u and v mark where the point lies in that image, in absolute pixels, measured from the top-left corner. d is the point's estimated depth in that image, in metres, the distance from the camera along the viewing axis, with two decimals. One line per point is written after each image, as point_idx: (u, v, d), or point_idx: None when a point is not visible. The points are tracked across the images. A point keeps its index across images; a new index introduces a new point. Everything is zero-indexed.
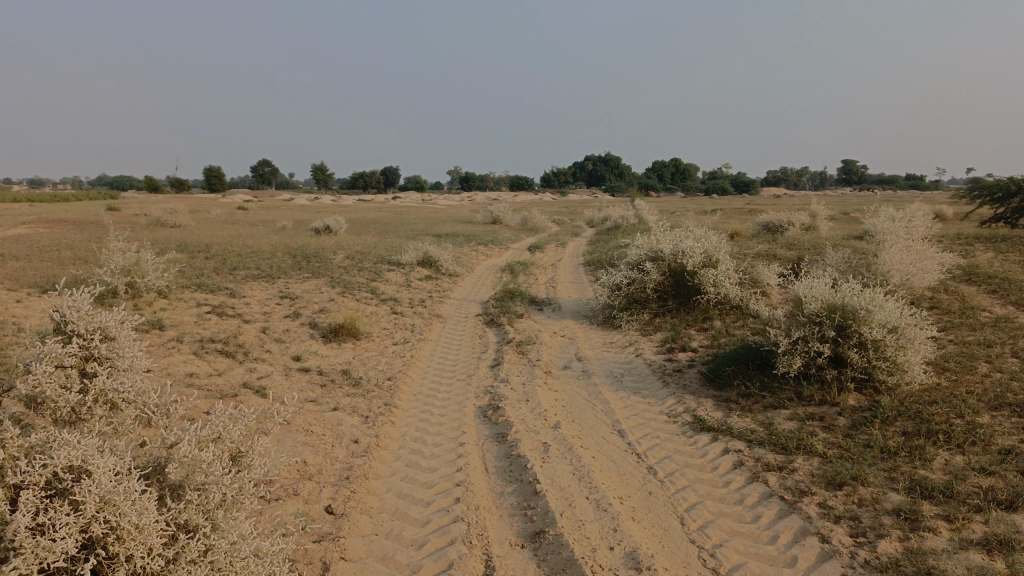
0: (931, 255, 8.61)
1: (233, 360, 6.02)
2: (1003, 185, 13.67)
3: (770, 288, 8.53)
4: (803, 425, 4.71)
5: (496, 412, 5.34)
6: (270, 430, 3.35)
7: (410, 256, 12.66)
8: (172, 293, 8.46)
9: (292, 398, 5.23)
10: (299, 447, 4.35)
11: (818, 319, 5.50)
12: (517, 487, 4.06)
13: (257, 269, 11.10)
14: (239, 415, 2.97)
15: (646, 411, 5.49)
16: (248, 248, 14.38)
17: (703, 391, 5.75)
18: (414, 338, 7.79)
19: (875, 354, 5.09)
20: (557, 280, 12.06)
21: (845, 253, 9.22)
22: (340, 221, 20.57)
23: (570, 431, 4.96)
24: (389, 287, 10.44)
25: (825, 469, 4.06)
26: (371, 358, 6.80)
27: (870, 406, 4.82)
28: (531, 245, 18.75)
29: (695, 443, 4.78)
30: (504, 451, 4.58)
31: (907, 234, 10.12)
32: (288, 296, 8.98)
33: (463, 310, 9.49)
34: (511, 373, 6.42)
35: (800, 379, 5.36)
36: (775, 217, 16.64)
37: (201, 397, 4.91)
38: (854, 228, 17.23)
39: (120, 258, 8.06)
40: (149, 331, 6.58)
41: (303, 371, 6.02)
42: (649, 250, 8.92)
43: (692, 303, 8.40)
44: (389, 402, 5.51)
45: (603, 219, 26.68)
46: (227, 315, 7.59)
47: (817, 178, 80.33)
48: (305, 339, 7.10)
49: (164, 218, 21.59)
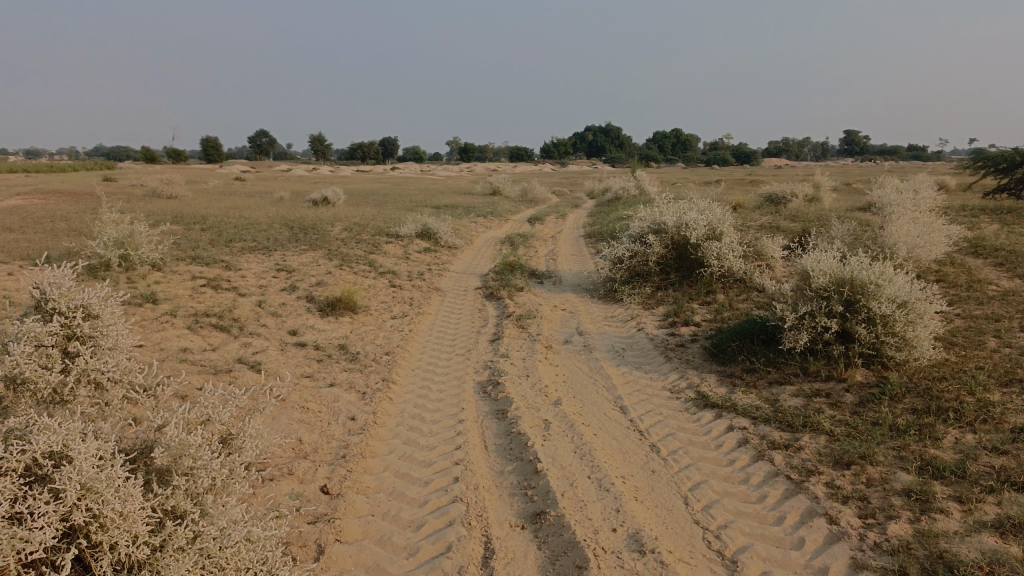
0: (937, 227, 8.47)
1: (228, 335, 5.91)
2: (1006, 156, 13.46)
3: (773, 261, 8.40)
4: (809, 402, 4.61)
5: (496, 388, 5.24)
6: (262, 411, 3.25)
7: (408, 228, 12.51)
8: (166, 266, 8.34)
9: (287, 374, 5.13)
10: (293, 425, 4.26)
11: (825, 294, 5.37)
12: (517, 466, 3.96)
13: (254, 242, 10.95)
14: (229, 396, 2.86)
15: (648, 387, 5.39)
16: (244, 220, 14.22)
17: (707, 366, 5.64)
18: (413, 312, 7.67)
19: (883, 329, 4.97)
20: (558, 252, 11.92)
21: (850, 225, 9.08)
22: (338, 192, 20.35)
23: (572, 408, 4.86)
24: (387, 259, 10.31)
25: (832, 448, 3.97)
26: (369, 333, 6.69)
27: (878, 383, 4.72)
28: (531, 216, 18.57)
29: (698, 420, 4.68)
30: (504, 429, 4.48)
31: (913, 206, 9.96)
32: (285, 269, 8.86)
33: (463, 283, 9.37)
34: (511, 347, 6.32)
35: (806, 354, 5.25)
36: (777, 189, 16.44)
37: (194, 374, 4.81)
38: (857, 199, 17.03)
39: (113, 230, 7.92)
40: (143, 306, 6.46)
41: (299, 346, 5.91)
42: (652, 222, 8.77)
43: (694, 276, 8.28)
44: (387, 377, 5.42)
45: (603, 191, 26.45)
46: (222, 289, 7.47)
47: (819, 149, 79.76)
48: (302, 313, 6.98)
49: (160, 190, 21.39)
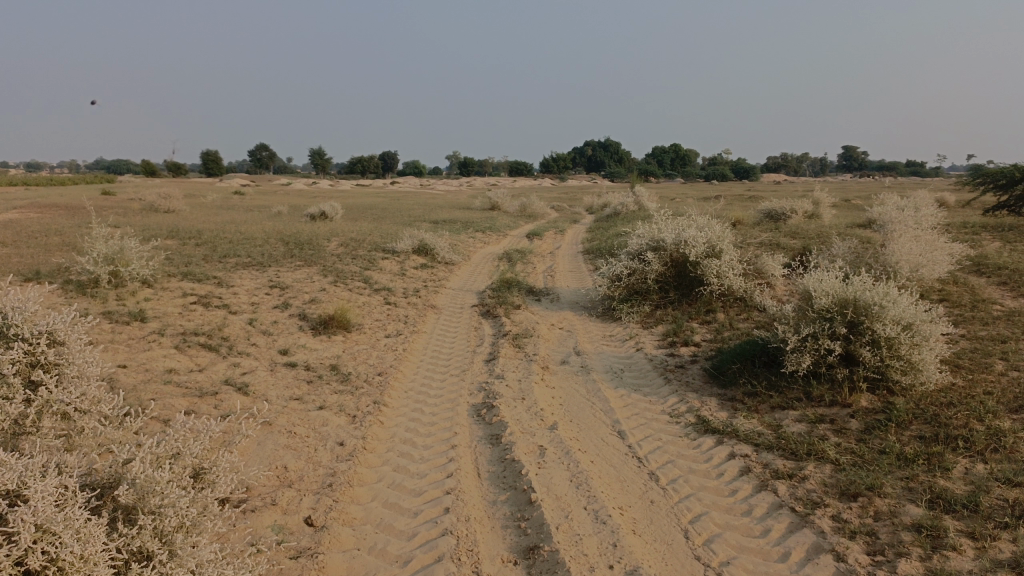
0: (940, 245, 8.35)
1: (216, 355, 5.76)
2: (1007, 173, 13.36)
3: (774, 279, 8.27)
4: (813, 428, 4.47)
5: (490, 411, 5.09)
6: (241, 441, 3.10)
7: (405, 243, 12.39)
8: (158, 282, 8.20)
9: (275, 397, 4.99)
10: (279, 451, 4.11)
11: (828, 315, 5.23)
12: (511, 495, 3.81)
13: (248, 257, 10.82)
14: (202, 428, 2.72)
15: (647, 410, 5.24)
16: (240, 235, 14.11)
17: (707, 389, 5.50)
18: (407, 330, 7.53)
19: (888, 352, 4.83)
20: (556, 269, 11.80)
21: (851, 242, 8.96)
22: (336, 206, 20.27)
23: (568, 433, 4.71)
24: (383, 276, 10.18)
25: (838, 478, 3.82)
26: (362, 352, 6.55)
27: (883, 408, 4.58)
28: (530, 232, 18.48)
29: (698, 446, 4.53)
30: (498, 455, 4.33)
31: (915, 224, 9.84)
32: (278, 286, 8.72)
33: (459, 300, 9.24)
34: (507, 368, 6.17)
35: (809, 377, 5.10)
36: (777, 205, 16.35)
37: (179, 396, 4.66)
38: (857, 216, 16.94)
39: (103, 246, 7.79)
40: (130, 324, 6.32)
41: (290, 366, 5.77)
42: (650, 239, 8.64)
43: (694, 295, 8.14)
44: (378, 400, 5.27)
45: (602, 206, 26.39)
46: (213, 306, 7.34)
47: (818, 165, 80.00)
48: (294, 332, 6.84)
49: (157, 204, 21.30)
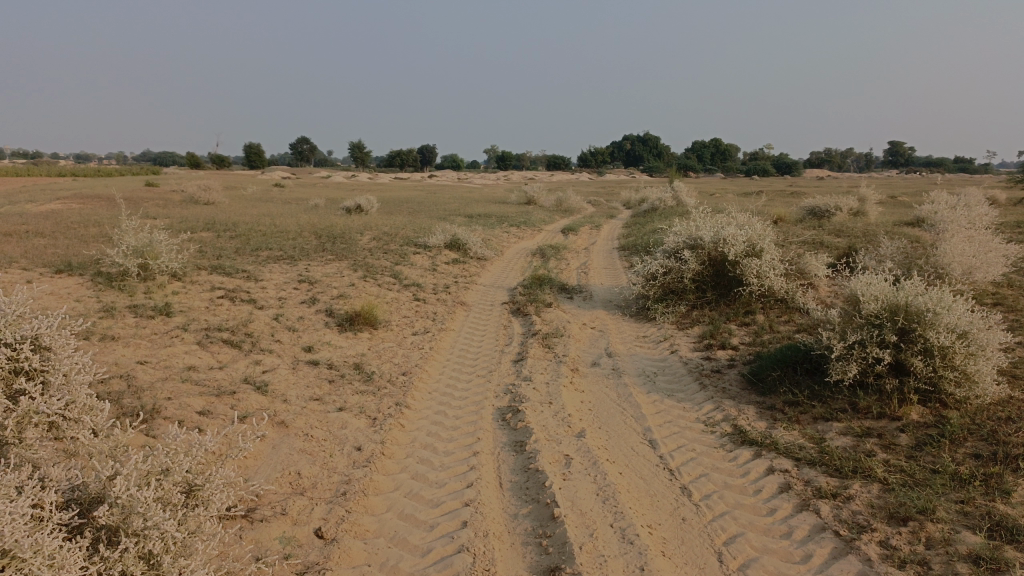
0: (995, 246, 7.90)
1: (238, 351, 5.65)
2: None
3: (817, 279, 7.92)
4: (858, 443, 4.18)
5: (516, 416, 4.88)
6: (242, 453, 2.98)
7: (438, 238, 12.25)
8: (186, 275, 8.15)
9: (294, 397, 4.84)
10: (293, 456, 3.96)
11: (876, 321, 4.92)
12: (533, 509, 3.61)
13: (280, 250, 10.77)
14: (195, 443, 2.61)
15: (681, 418, 5.00)
16: (274, 227, 14.11)
17: (745, 396, 5.23)
18: (435, 328, 7.37)
19: (942, 362, 4.51)
20: (590, 266, 11.55)
21: (899, 242, 8.56)
22: (371, 199, 20.24)
23: (596, 441, 4.48)
24: (413, 271, 10.03)
25: (886, 500, 3.54)
26: (388, 351, 6.40)
27: (936, 422, 4.27)
28: (566, 227, 18.23)
29: (735, 459, 4.27)
30: (522, 464, 4.13)
31: (968, 223, 9.38)
32: (307, 280, 8.63)
33: (490, 297, 9.05)
34: (535, 370, 5.96)
35: (855, 388, 4.79)
36: (820, 202, 15.84)
37: (195, 396, 4.54)
38: (905, 214, 16.39)
39: (132, 238, 7.76)
40: (154, 318, 6.24)
41: (312, 364, 5.63)
42: (688, 237, 8.34)
43: (733, 295, 7.83)
44: (401, 401, 5.10)
45: (640, 201, 25.97)
46: (240, 300, 7.25)
47: (863, 160, 78.33)
48: (320, 328, 6.72)
49: (197, 196, 21.49)
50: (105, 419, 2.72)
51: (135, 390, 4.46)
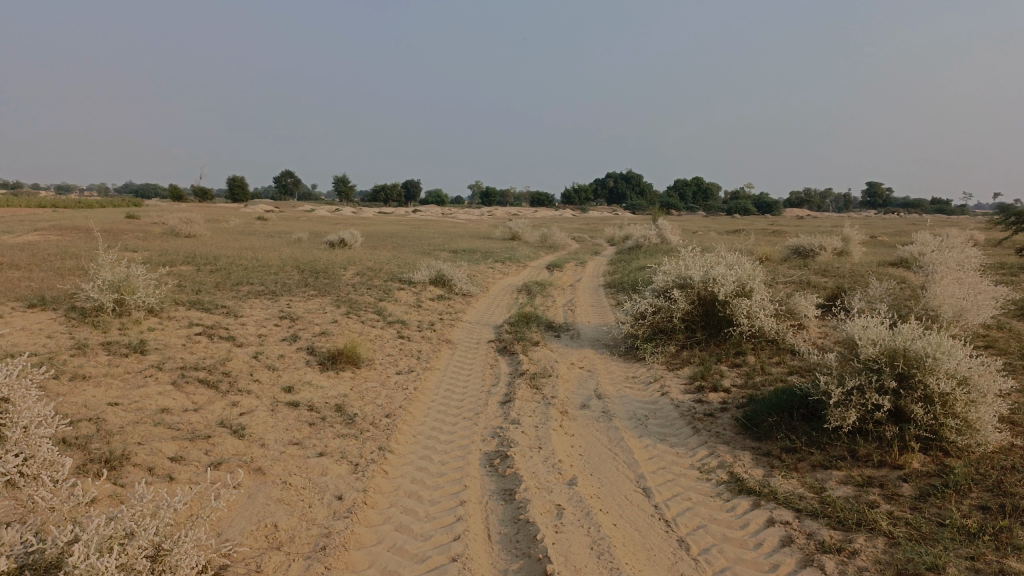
0: (984, 288, 7.85)
1: (215, 392, 5.44)
2: None
3: (807, 320, 7.83)
4: (860, 493, 4.03)
5: (504, 463, 4.69)
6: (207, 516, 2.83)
7: (422, 274, 12.11)
8: (164, 311, 7.94)
9: (273, 441, 4.63)
10: (270, 506, 3.75)
11: (874, 366, 4.80)
12: (524, 565, 3.41)
13: (262, 285, 10.57)
14: (161, 504, 2.47)
15: (674, 465, 4.83)
16: (256, 261, 13.92)
17: (740, 442, 5.07)
18: (420, 367, 7.19)
19: (943, 410, 4.40)
20: (577, 303, 11.44)
21: (888, 284, 8.52)
22: (355, 234, 20.11)
23: (589, 490, 4.30)
24: (398, 307, 9.85)
25: (893, 555, 3.38)
26: (371, 391, 6.20)
27: (939, 472, 4.14)
28: (551, 263, 18.17)
29: (733, 509, 4.11)
30: (511, 515, 3.93)
31: (955, 264, 9.37)
32: (289, 316, 8.43)
33: (475, 335, 8.89)
34: (523, 412, 5.78)
35: (855, 435, 4.66)
36: (804, 241, 15.86)
37: (168, 440, 4.33)
38: (887, 253, 16.50)
39: (109, 272, 7.55)
40: (128, 356, 6.02)
41: (292, 406, 5.42)
42: (677, 276, 8.25)
43: (723, 335, 7.72)
44: (384, 446, 4.90)
45: (624, 238, 26.00)
46: (218, 337, 7.04)
47: (842, 199, 79.48)
48: (301, 367, 6.52)
49: (178, 228, 21.26)
50: (66, 474, 2.56)
51: (105, 433, 4.24)
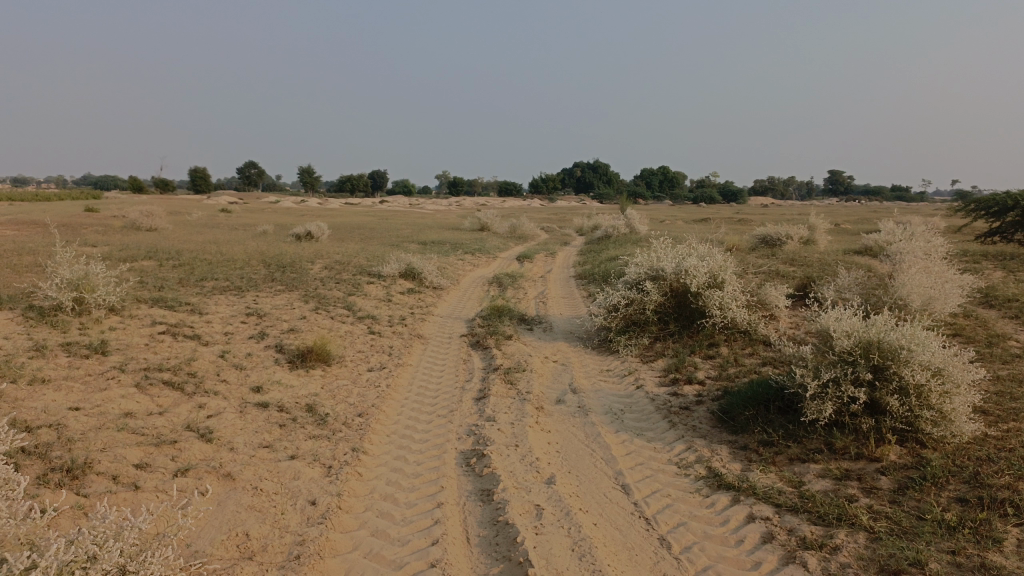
0: (950, 276, 7.95)
1: (181, 393, 5.27)
2: (999, 201, 13.44)
3: (778, 310, 7.86)
4: (839, 487, 4.03)
5: (481, 462, 4.61)
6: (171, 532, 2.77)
7: (392, 267, 11.95)
8: (126, 309, 7.70)
9: (242, 445, 4.49)
10: (241, 514, 3.62)
11: (849, 358, 4.80)
12: (504, 569, 3.34)
13: (227, 281, 10.32)
14: (123, 522, 2.43)
15: (652, 460, 4.79)
16: (220, 256, 13.62)
17: (717, 435, 5.06)
18: (392, 363, 7.07)
19: (918, 401, 4.42)
20: (548, 295, 11.37)
21: (857, 273, 8.58)
22: (321, 226, 19.82)
23: (568, 489, 4.24)
24: (367, 302, 9.70)
25: (873, 550, 3.38)
26: (343, 389, 6.08)
27: (916, 463, 4.15)
28: (521, 254, 18.09)
29: (713, 505, 4.08)
30: (490, 516, 3.86)
31: (921, 252, 9.47)
32: (256, 313, 8.24)
33: (447, 329, 8.79)
34: (498, 409, 5.70)
35: (831, 427, 4.66)
36: (772, 230, 15.99)
37: (133, 446, 4.17)
38: (853, 242, 16.69)
39: (67, 270, 7.29)
40: (88, 357, 5.81)
41: (261, 406, 5.28)
42: (649, 268, 8.22)
43: (696, 326, 7.71)
44: (357, 446, 4.79)
45: (592, 228, 26.01)
46: (183, 336, 6.84)
47: (805, 188, 80.55)
48: (269, 366, 6.36)
49: (139, 221, 20.74)
50: (19, 493, 2.49)
51: (65, 441, 4.07)
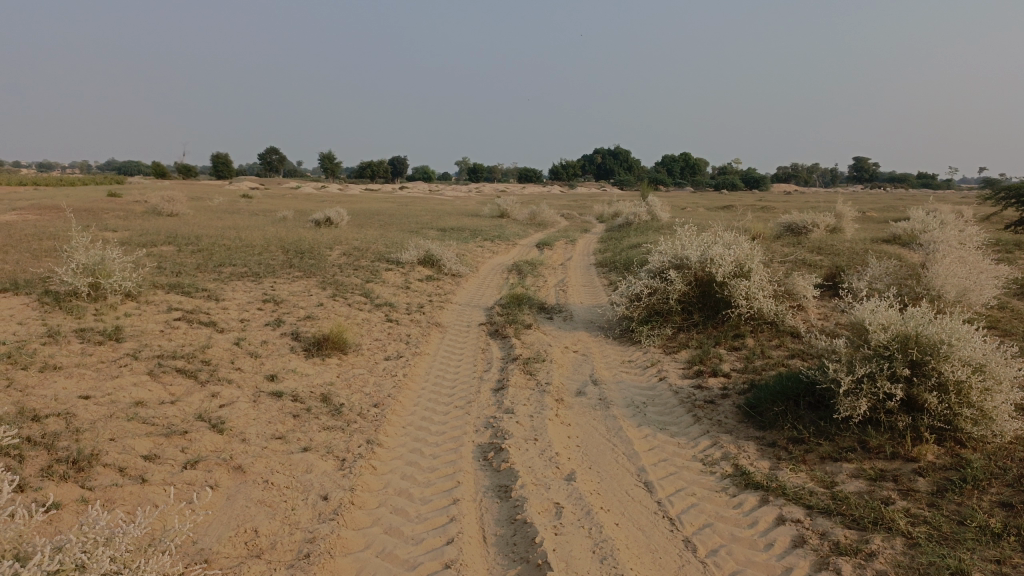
0: (986, 266, 7.66)
1: (193, 381, 5.17)
2: None
3: (806, 300, 7.62)
4: (873, 489, 3.84)
5: (499, 456, 4.47)
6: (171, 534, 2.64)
7: (410, 254, 11.82)
8: (142, 295, 7.63)
9: (254, 436, 4.38)
10: (250, 509, 3.51)
11: (885, 353, 4.59)
12: (522, 571, 3.20)
13: (245, 266, 10.25)
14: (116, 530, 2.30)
15: (676, 456, 4.62)
16: (239, 241, 13.57)
17: (744, 431, 4.87)
18: (409, 352, 6.94)
19: (957, 399, 4.20)
20: (568, 283, 11.19)
21: (888, 263, 8.30)
22: (341, 212, 19.73)
23: (588, 486, 4.09)
24: (385, 289, 9.58)
25: (912, 557, 3.19)
26: (359, 379, 5.95)
27: (955, 464, 3.95)
28: (541, 241, 17.90)
29: (740, 505, 3.91)
30: (507, 514, 3.72)
31: (954, 241, 9.16)
32: (272, 299, 8.15)
33: (466, 317, 8.64)
34: (517, 401, 5.55)
35: (865, 425, 4.46)
36: (797, 217, 15.66)
37: (142, 437, 4.07)
38: (880, 230, 16.31)
39: (83, 255, 7.22)
40: (102, 344, 5.73)
41: (275, 396, 5.17)
42: (673, 257, 8.01)
43: (720, 317, 7.50)
44: (372, 438, 4.66)
45: (614, 215, 25.71)
46: (198, 323, 6.75)
47: (829, 175, 79.38)
48: (285, 354, 6.25)
49: (161, 207, 20.76)
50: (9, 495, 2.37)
51: (74, 430, 3.98)
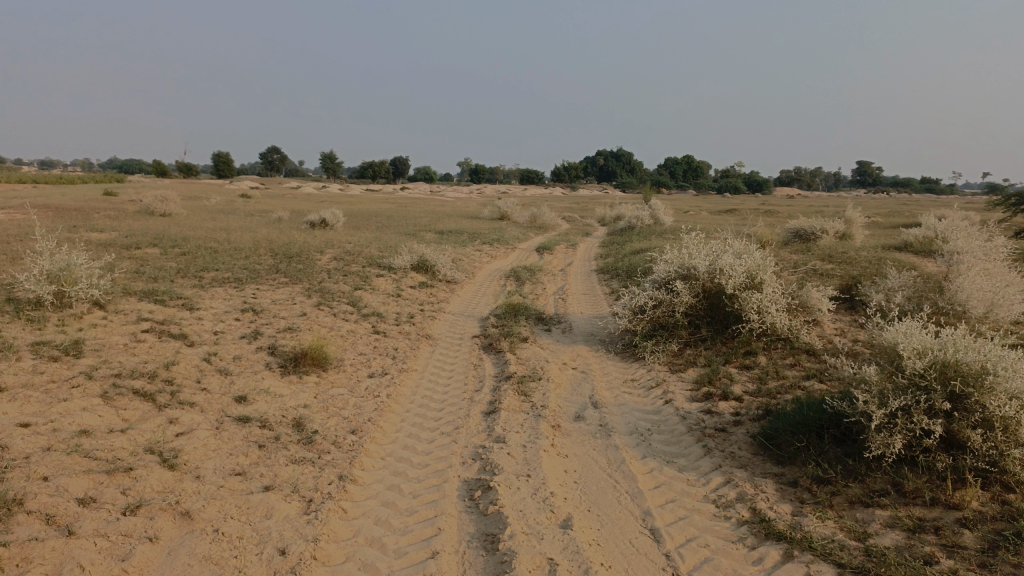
0: (1013, 279, 7.16)
1: (151, 406, 4.67)
2: None
3: (822, 315, 7.12)
4: (913, 543, 3.34)
5: (487, 497, 3.97)
6: None
7: (403, 259, 11.32)
8: (111, 303, 7.12)
9: (210, 473, 3.89)
10: (192, 568, 3.02)
11: (920, 383, 4.10)
12: None
13: (228, 272, 9.74)
14: None
15: (685, 497, 4.12)
16: (227, 244, 13.06)
17: (761, 466, 4.38)
18: (395, 368, 6.44)
19: (1004, 437, 3.71)
20: (568, 291, 10.69)
21: (907, 275, 7.79)
22: (337, 214, 19.23)
23: (587, 535, 3.59)
24: (375, 297, 9.08)
25: None
26: (337, 400, 5.46)
27: (1006, 513, 3.45)
28: (542, 245, 17.39)
29: (760, 561, 3.41)
30: (492, 572, 3.22)
31: (974, 252, 8.64)
32: (253, 308, 7.66)
33: (458, 329, 8.15)
34: (509, 427, 5.04)
35: (898, 464, 3.97)
36: (805, 223, 15.16)
37: (80, 474, 3.57)
38: (890, 237, 15.81)
39: (47, 261, 6.72)
40: (57, 360, 5.23)
41: (241, 422, 4.68)
42: (679, 267, 7.51)
43: (730, 332, 7.01)
44: (345, 474, 4.16)
45: (615, 219, 25.20)
46: (169, 336, 6.25)
47: (832, 180, 78.96)
48: (258, 371, 5.76)
49: (154, 207, 20.21)
50: None
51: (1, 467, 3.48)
